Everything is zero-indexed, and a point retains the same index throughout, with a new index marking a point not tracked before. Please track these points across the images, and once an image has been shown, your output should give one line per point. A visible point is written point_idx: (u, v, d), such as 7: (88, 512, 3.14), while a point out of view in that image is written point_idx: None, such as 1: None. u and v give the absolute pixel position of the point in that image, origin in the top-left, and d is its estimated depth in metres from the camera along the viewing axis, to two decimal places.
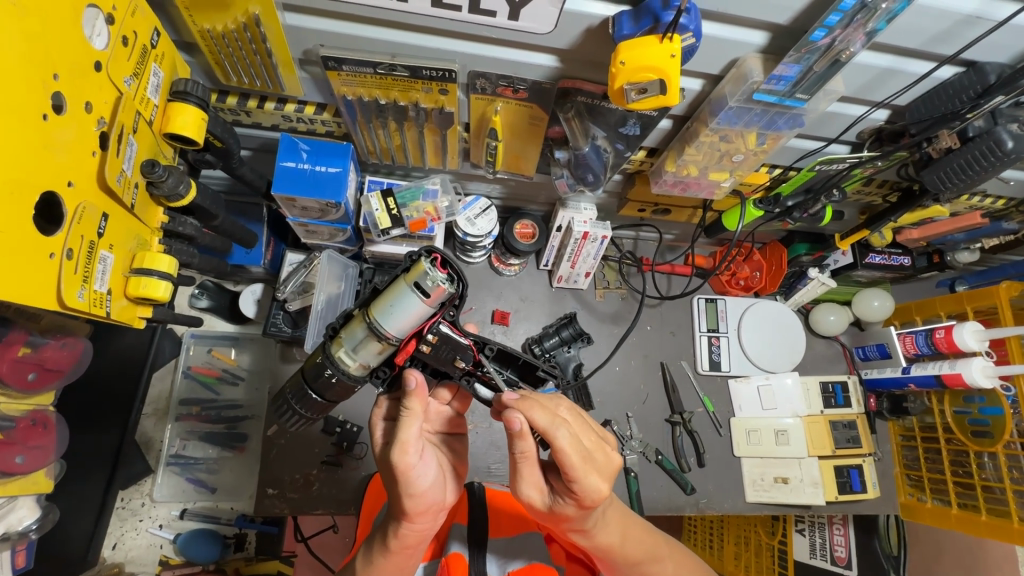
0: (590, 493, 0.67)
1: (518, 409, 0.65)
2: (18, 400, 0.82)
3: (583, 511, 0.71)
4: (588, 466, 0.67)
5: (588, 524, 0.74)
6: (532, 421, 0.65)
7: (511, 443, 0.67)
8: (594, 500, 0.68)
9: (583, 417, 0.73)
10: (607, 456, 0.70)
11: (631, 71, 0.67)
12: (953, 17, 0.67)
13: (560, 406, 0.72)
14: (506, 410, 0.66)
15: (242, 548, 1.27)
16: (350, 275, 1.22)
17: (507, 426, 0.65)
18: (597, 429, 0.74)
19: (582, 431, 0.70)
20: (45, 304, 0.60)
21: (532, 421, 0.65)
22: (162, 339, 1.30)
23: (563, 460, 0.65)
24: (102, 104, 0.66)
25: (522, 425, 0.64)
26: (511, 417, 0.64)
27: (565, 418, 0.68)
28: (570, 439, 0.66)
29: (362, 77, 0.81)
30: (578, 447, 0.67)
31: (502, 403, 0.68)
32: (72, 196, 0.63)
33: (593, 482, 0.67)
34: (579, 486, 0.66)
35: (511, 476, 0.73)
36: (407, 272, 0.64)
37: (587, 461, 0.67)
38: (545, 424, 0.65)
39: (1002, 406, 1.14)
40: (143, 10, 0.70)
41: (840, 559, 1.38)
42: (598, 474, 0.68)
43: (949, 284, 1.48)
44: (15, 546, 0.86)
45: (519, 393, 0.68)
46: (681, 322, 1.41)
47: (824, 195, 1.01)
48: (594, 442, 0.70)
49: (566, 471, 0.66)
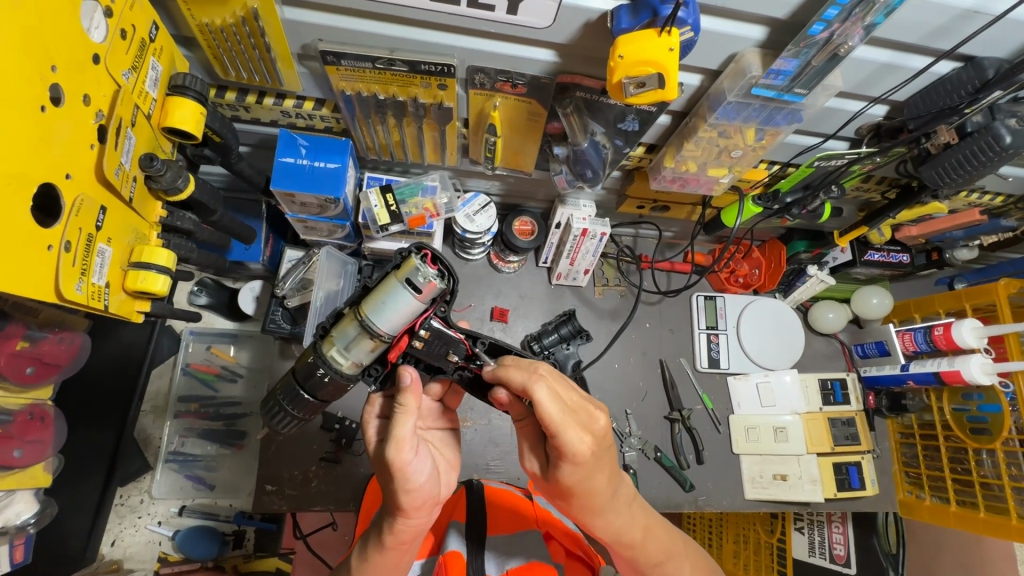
0: (574, 449, 0.64)
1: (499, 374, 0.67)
2: (17, 393, 0.83)
3: (579, 478, 0.68)
4: (568, 420, 0.64)
5: (608, 510, 0.74)
6: (510, 382, 0.66)
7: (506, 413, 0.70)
8: (582, 458, 0.65)
9: (568, 381, 0.71)
10: (593, 415, 0.67)
11: (629, 65, 0.67)
12: (951, 12, 0.67)
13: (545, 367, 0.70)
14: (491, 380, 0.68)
15: (240, 545, 1.28)
16: (349, 272, 1.23)
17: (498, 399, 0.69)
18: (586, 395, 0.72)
19: (565, 390, 0.68)
20: (43, 296, 0.60)
21: (510, 380, 0.66)
22: (161, 336, 1.31)
23: (541, 414, 0.64)
24: (100, 98, 0.66)
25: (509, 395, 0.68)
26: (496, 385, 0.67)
27: (545, 375, 0.67)
28: (549, 392, 0.64)
29: (362, 72, 0.81)
30: (559, 402, 0.65)
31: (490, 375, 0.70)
32: (70, 188, 0.63)
33: (574, 437, 0.64)
34: (561, 442, 0.64)
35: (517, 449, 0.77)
36: (398, 269, 0.64)
37: (567, 415, 0.64)
38: (522, 380, 0.64)
39: (1001, 403, 1.14)
40: (141, 3, 0.70)
41: (839, 557, 1.39)
42: (581, 430, 0.65)
43: (948, 282, 1.48)
44: (13, 541, 0.85)
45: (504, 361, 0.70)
46: (680, 319, 1.41)
47: (821, 192, 1.03)
48: (577, 400, 0.68)
49: (545, 427, 0.64)
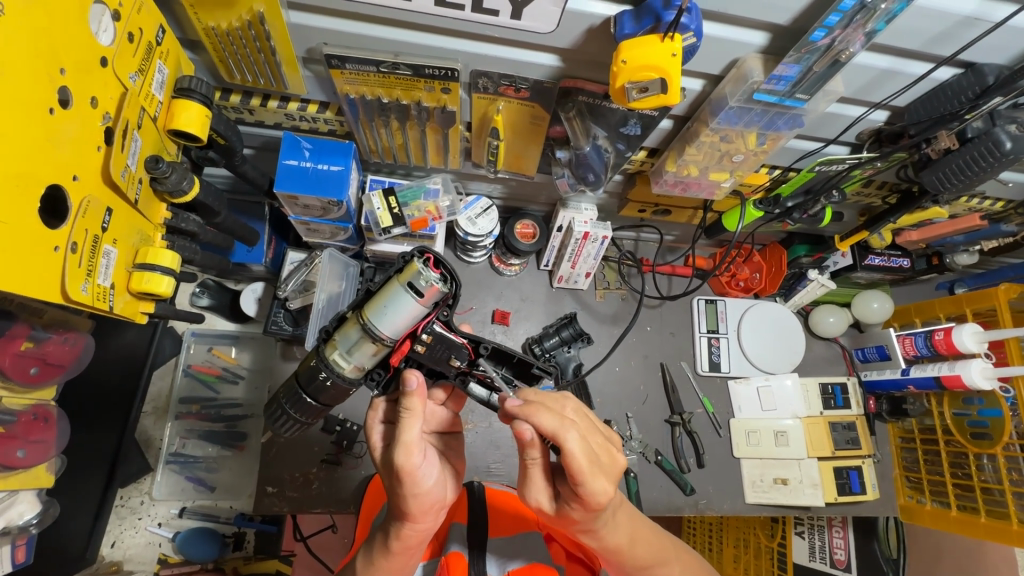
0: (598, 497, 0.65)
1: (526, 417, 0.65)
2: (21, 394, 0.83)
3: (591, 515, 0.69)
4: (595, 469, 0.65)
5: (597, 526, 0.73)
6: (540, 428, 0.65)
7: (523, 450, 0.69)
8: (602, 504, 0.66)
9: (589, 420, 0.71)
10: (612, 457, 0.69)
11: (633, 70, 0.67)
12: (951, 19, 0.67)
13: (566, 406, 0.70)
14: (513, 419, 0.66)
15: (241, 547, 1.28)
16: (352, 274, 1.22)
17: (518, 438, 0.67)
18: (602, 431, 0.73)
19: (588, 432, 0.68)
20: (49, 296, 0.60)
21: (540, 426, 0.64)
22: (162, 337, 1.31)
23: (571, 463, 0.64)
24: (107, 100, 0.67)
25: (532, 436, 0.66)
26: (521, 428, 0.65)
27: (572, 420, 0.67)
28: (580, 440, 0.64)
29: (365, 75, 0.82)
30: (587, 450, 0.65)
31: (508, 413, 0.68)
32: (77, 190, 0.63)
33: (600, 486, 0.65)
34: (586, 490, 0.65)
35: (520, 481, 0.73)
36: (401, 272, 0.65)
37: (595, 464, 0.65)
38: (553, 427, 0.64)
39: (1002, 408, 1.14)
40: (148, 6, 0.71)
41: (839, 562, 1.38)
42: (605, 478, 0.66)
43: (948, 287, 1.49)
44: (16, 541, 0.85)
45: (524, 398, 0.68)
46: (681, 323, 1.41)
47: (823, 196, 1.02)
48: (599, 443, 0.68)
49: (573, 475, 0.64)
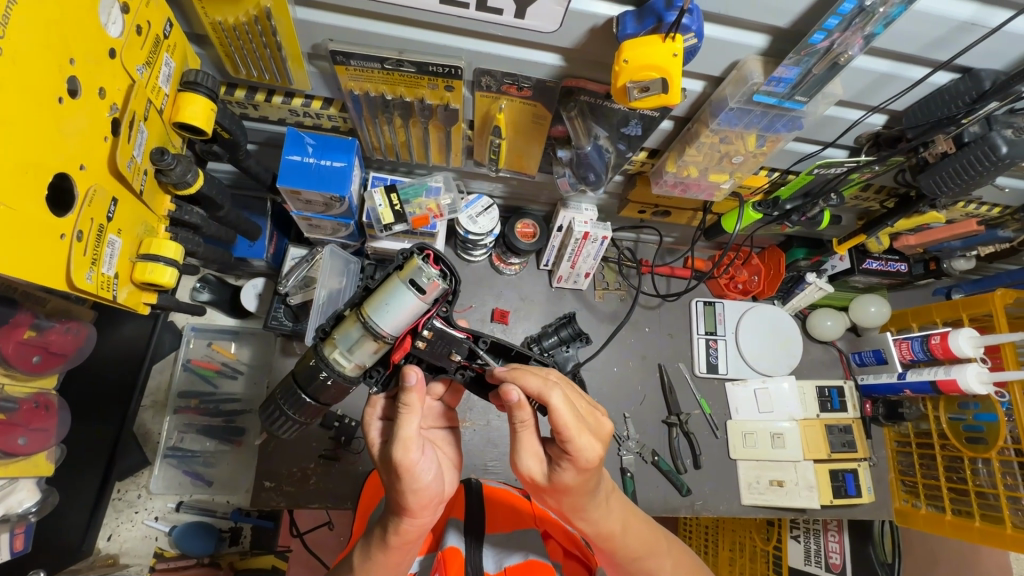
0: (586, 454, 0.66)
1: (512, 379, 0.67)
2: (23, 382, 0.84)
3: (582, 478, 0.70)
4: (581, 426, 0.66)
5: (587, 504, 0.74)
6: (526, 389, 0.66)
7: (511, 413, 0.69)
8: (591, 462, 0.67)
9: (573, 387, 0.73)
10: (599, 420, 0.70)
11: (634, 70, 0.68)
12: (948, 24, 0.69)
13: (552, 372, 0.71)
14: (501, 382, 0.68)
15: (236, 542, 1.29)
16: (352, 271, 1.21)
17: (504, 398, 0.67)
18: (588, 398, 0.74)
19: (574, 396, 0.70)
20: (54, 283, 0.61)
21: (526, 388, 0.66)
22: (163, 331, 1.31)
23: (556, 420, 0.65)
24: (115, 91, 0.68)
25: (518, 397, 0.67)
26: (507, 388, 0.66)
27: (557, 381, 0.68)
28: (565, 399, 0.65)
29: (370, 72, 0.83)
30: (572, 408, 0.66)
31: (498, 377, 0.69)
32: (83, 179, 0.64)
33: (586, 442, 0.66)
34: (573, 447, 0.66)
35: (512, 448, 0.73)
36: (400, 269, 0.65)
37: (582, 422, 0.66)
38: (538, 388, 0.65)
39: (997, 413, 1.14)
40: (156, 1, 0.72)
41: (834, 566, 1.38)
42: (592, 436, 0.67)
43: (946, 292, 1.50)
44: (14, 529, 0.85)
45: (512, 365, 0.70)
46: (680, 324, 1.42)
47: (821, 199, 1.04)
48: (585, 407, 0.70)
49: (559, 432, 0.65)
